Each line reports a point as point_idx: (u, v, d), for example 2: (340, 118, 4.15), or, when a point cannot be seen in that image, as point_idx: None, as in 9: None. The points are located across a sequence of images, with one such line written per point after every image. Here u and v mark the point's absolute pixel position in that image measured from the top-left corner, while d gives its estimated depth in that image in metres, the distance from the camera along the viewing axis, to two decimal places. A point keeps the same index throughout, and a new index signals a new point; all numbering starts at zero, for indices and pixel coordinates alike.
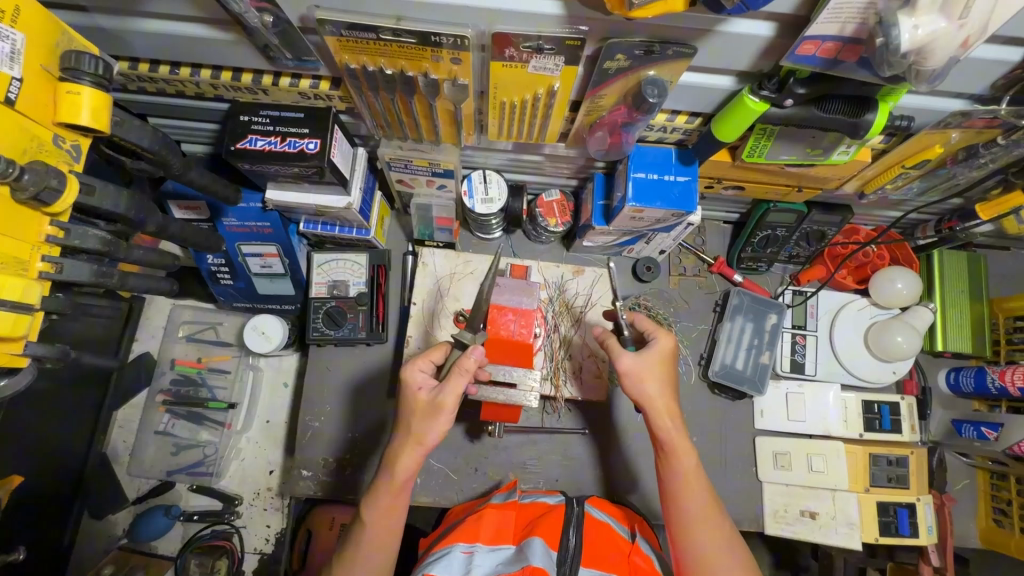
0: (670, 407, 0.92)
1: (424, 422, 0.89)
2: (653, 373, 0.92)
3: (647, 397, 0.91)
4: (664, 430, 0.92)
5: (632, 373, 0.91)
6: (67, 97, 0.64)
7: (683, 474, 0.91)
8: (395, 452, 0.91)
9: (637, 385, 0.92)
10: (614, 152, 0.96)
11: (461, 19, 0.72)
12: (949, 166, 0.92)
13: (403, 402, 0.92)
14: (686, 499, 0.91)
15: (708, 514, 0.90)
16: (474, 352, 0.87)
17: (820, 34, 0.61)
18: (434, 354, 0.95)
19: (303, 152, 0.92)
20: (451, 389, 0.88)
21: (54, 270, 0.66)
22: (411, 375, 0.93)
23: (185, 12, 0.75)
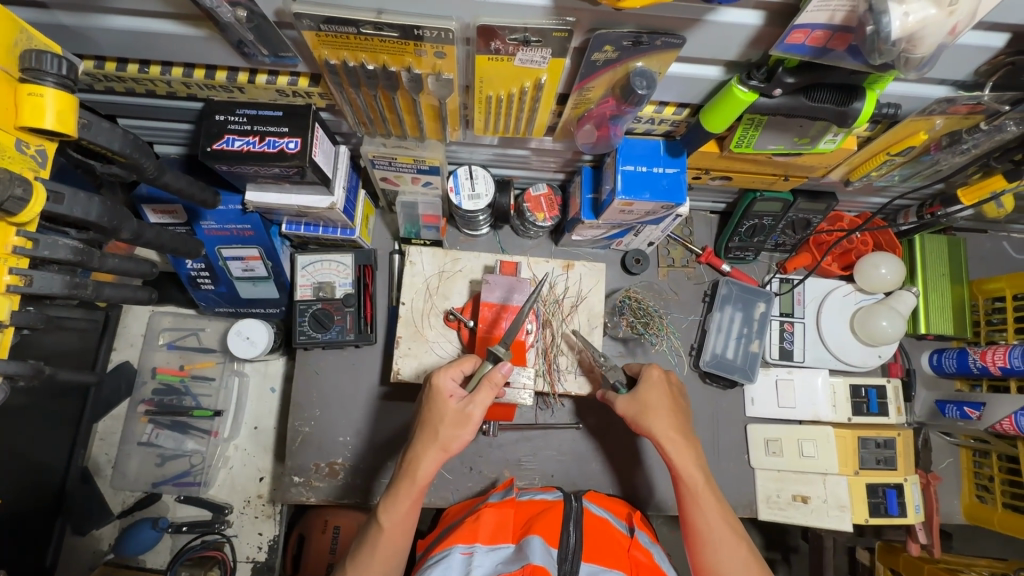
0: (670, 428, 0.97)
1: (454, 430, 0.90)
2: (654, 404, 0.99)
3: (650, 424, 0.97)
4: (668, 451, 0.96)
5: (633, 409, 0.99)
6: (29, 100, 0.60)
7: (692, 488, 0.94)
8: (418, 454, 0.91)
9: (638, 417, 0.99)
10: (602, 145, 0.95)
11: (445, 12, 0.70)
12: (933, 152, 0.93)
13: (434, 410, 0.92)
14: (700, 513, 0.93)
15: (723, 525, 0.92)
16: (506, 368, 0.90)
17: (809, 23, 0.61)
18: (465, 365, 0.96)
19: (283, 152, 0.89)
20: (482, 403, 0.90)
21: (22, 283, 0.62)
22: (442, 382, 0.94)
23: (153, 7, 0.72)
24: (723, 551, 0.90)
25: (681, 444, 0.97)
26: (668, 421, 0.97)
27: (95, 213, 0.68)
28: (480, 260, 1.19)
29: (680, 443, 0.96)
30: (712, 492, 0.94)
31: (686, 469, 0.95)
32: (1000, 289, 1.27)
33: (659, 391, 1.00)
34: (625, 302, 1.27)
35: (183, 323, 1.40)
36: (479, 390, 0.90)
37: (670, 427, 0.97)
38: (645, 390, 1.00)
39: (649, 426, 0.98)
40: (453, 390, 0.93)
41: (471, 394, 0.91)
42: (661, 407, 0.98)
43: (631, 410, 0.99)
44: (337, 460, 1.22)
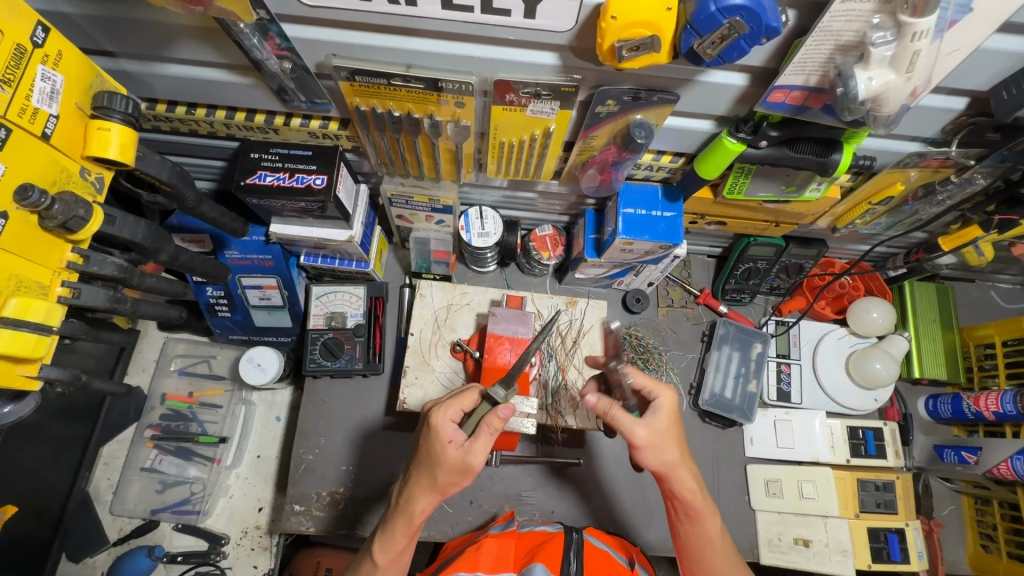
0: (684, 465, 0.89)
1: (452, 477, 0.87)
2: (668, 435, 0.89)
3: (662, 458, 0.88)
4: (684, 496, 0.90)
5: (651, 440, 0.87)
6: (98, 133, 0.67)
7: (707, 536, 0.91)
8: (413, 492, 0.90)
9: (654, 453, 0.88)
10: (604, 188, 1.03)
11: (466, 68, 0.78)
12: (911, 203, 1.00)
13: (432, 450, 0.87)
14: (709, 558, 0.91)
15: (727, 567, 0.91)
16: (505, 413, 0.86)
17: (787, 84, 0.69)
18: (465, 402, 0.90)
19: (310, 187, 0.96)
20: (481, 451, 0.87)
21: (72, 294, 0.68)
22: (442, 425, 0.87)
23: (208, 58, 0.81)
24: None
25: (698, 489, 0.90)
26: (684, 464, 0.89)
27: (140, 235, 0.76)
28: (487, 294, 1.24)
29: (694, 490, 0.90)
30: (722, 537, 0.92)
31: (699, 516, 0.90)
32: (990, 335, 1.31)
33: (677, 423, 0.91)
34: (625, 339, 1.32)
35: (196, 350, 1.44)
36: (479, 437, 0.86)
37: (687, 474, 0.89)
38: (658, 421, 0.88)
39: (662, 467, 0.89)
40: (454, 436, 0.87)
41: (473, 440, 0.87)
42: (676, 448, 0.89)
43: (648, 443, 0.87)
44: (339, 489, 1.23)
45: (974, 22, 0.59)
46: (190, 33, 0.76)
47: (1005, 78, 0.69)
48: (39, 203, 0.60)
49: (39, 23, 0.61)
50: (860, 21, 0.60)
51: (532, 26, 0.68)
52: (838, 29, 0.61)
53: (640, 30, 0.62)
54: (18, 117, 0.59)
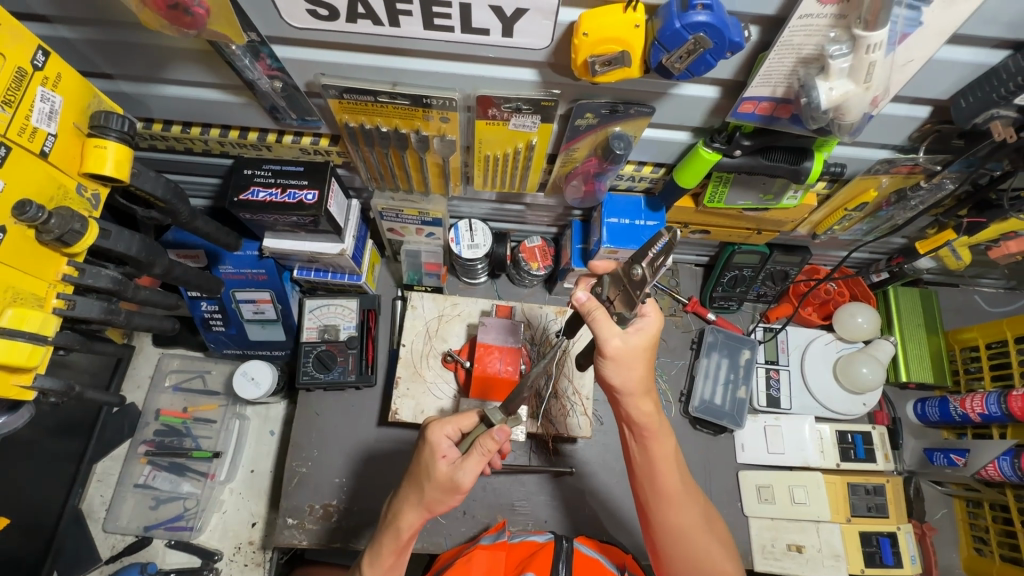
0: (643, 387, 0.83)
1: (440, 495, 0.84)
2: (639, 356, 0.80)
3: (619, 376, 0.81)
4: (638, 418, 0.85)
5: (618, 354, 0.79)
6: (95, 151, 0.70)
7: (658, 459, 0.86)
8: (401, 506, 0.88)
9: (618, 370, 0.80)
10: (589, 199, 1.06)
11: (450, 85, 0.82)
12: (886, 208, 1.03)
13: (424, 464, 0.86)
14: (659, 481, 0.86)
15: (679, 490, 0.87)
16: (499, 434, 0.83)
17: (755, 95, 0.73)
18: (463, 422, 0.90)
19: (301, 202, 0.98)
20: (471, 471, 0.83)
21: (67, 306, 0.70)
22: (436, 438, 0.86)
23: (203, 79, 0.84)
24: (674, 511, 0.87)
25: (654, 416, 0.85)
26: (644, 387, 0.83)
27: (135, 249, 0.78)
28: (477, 305, 1.26)
29: (652, 413, 0.85)
30: (677, 463, 0.87)
31: (654, 439, 0.86)
32: (974, 338, 1.33)
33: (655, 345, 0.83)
34: None
35: (190, 365, 1.45)
36: (470, 457, 0.83)
37: (645, 397, 0.83)
38: (636, 337, 0.79)
39: (620, 382, 0.82)
40: (447, 451, 0.86)
41: (463, 458, 0.84)
42: (647, 369, 0.83)
43: (619, 353, 0.79)
44: (332, 501, 1.23)
45: (925, 35, 0.62)
46: (185, 55, 0.79)
47: (962, 87, 0.73)
48: (37, 217, 0.63)
49: (39, 48, 0.64)
50: (818, 36, 0.64)
51: (510, 45, 0.71)
52: (798, 43, 0.65)
53: (611, 47, 0.65)
54: (18, 136, 0.62)
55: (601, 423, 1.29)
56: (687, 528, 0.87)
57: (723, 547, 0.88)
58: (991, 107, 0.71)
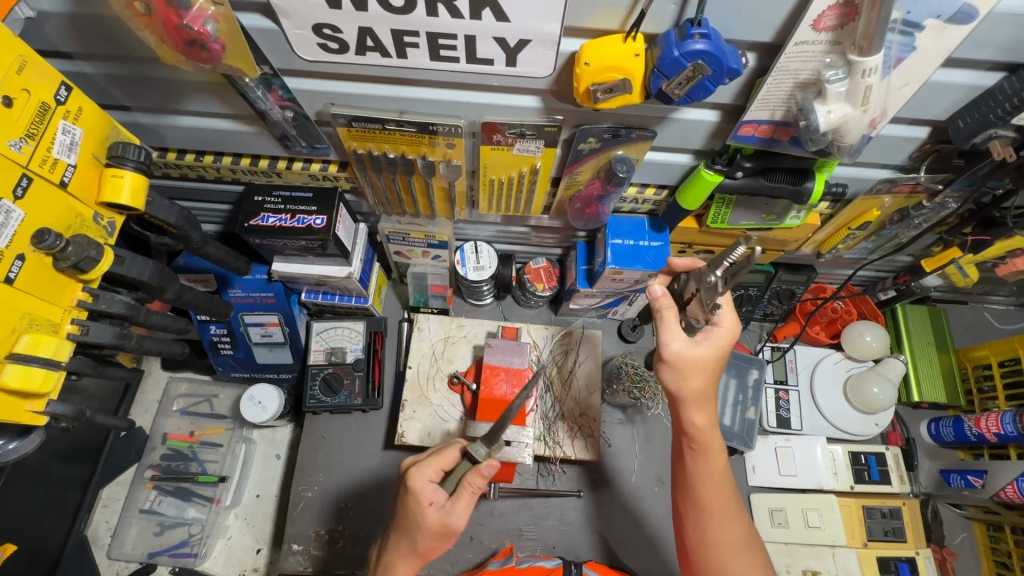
0: (705, 396, 0.84)
1: (434, 542, 0.83)
2: (703, 367, 0.83)
3: (676, 380, 0.83)
4: (692, 427, 0.85)
5: (678, 356, 0.82)
6: (112, 180, 0.72)
7: (708, 472, 0.86)
8: (393, 558, 0.86)
9: (678, 373, 0.83)
10: (593, 221, 1.07)
11: (455, 112, 0.84)
12: (889, 227, 1.03)
13: (411, 514, 0.83)
14: (708, 495, 0.85)
15: (724, 506, 0.85)
16: (489, 469, 0.81)
17: (755, 119, 0.74)
18: (444, 460, 0.86)
19: (310, 227, 1.00)
20: (462, 511, 0.82)
21: (80, 332, 0.71)
22: (420, 486, 0.83)
23: (217, 109, 0.87)
24: (719, 525, 0.85)
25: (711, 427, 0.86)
26: (708, 400, 0.84)
27: (147, 274, 0.80)
28: (484, 326, 1.27)
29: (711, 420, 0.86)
30: (726, 478, 0.87)
31: (710, 451, 0.85)
32: (986, 356, 1.32)
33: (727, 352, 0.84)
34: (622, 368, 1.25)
35: (198, 389, 1.46)
36: (460, 499, 0.82)
37: (702, 410, 0.84)
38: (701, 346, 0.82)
39: (684, 389, 0.84)
40: (433, 498, 0.83)
41: (453, 501, 0.82)
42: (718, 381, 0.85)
43: (683, 359, 0.82)
44: (337, 527, 1.20)
45: (918, 60, 0.64)
46: (200, 88, 0.82)
47: (959, 108, 0.74)
48: (55, 245, 0.65)
49: (63, 83, 0.67)
50: (814, 61, 0.65)
51: (514, 74, 0.73)
52: (795, 68, 0.66)
53: (612, 75, 0.67)
54: (40, 167, 0.64)
55: (610, 445, 1.26)
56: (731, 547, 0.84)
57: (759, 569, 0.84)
58: (989, 127, 0.72)
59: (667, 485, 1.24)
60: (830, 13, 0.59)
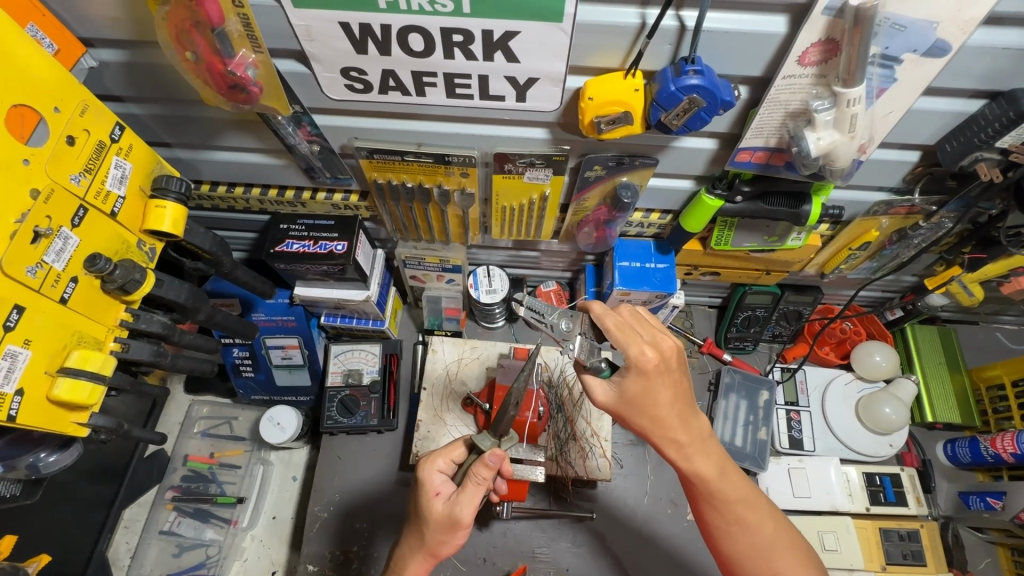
0: (671, 417, 0.81)
1: (442, 535, 0.86)
2: (637, 402, 0.80)
3: (636, 418, 0.81)
4: (673, 449, 0.83)
5: (616, 401, 0.82)
6: (155, 211, 0.78)
7: (705, 486, 0.83)
8: (407, 553, 0.90)
9: (629, 415, 0.81)
10: (600, 244, 1.12)
11: (469, 145, 0.90)
12: (890, 246, 1.06)
13: (421, 506, 0.87)
14: (719, 506, 0.83)
15: (739, 505, 0.83)
16: (492, 460, 0.81)
17: (750, 146, 0.80)
18: (453, 454, 0.90)
19: (332, 252, 1.05)
20: (467, 504, 0.84)
21: (121, 349, 0.77)
22: (429, 477, 0.88)
23: (250, 144, 0.94)
24: (738, 538, 0.83)
25: (691, 439, 0.82)
26: (676, 416, 0.81)
27: (183, 296, 0.85)
28: (496, 348, 1.31)
29: (693, 439, 0.83)
30: (731, 472, 0.84)
31: (696, 477, 0.83)
32: (999, 376, 1.32)
33: (652, 388, 0.78)
34: None
35: (219, 411, 1.49)
36: (465, 490, 0.84)
37: (679, 426, 0.81)
38: (622, 389, 0.80)
39: (647, 429, 0.82)
40: (441, 489, 0.87)
41: (458, 493, 0.85)
42: (666, 406, 0.80)
43: (618, 406, 0.82)
44: (352, 548, 1.20)
45: (899, 91, 0.68)
46: (236, 126, 0.90)
47: (946, 133, 0.78)
48: (104, 269, 0.71)
49: (117, 124, 0.74)
50: (802, 93, 0.70)
51: (524, 108, 0.79)
52: (785, 99, 0.71)
53: (615, 108, 0.73)
54: (94, 199, 0.71)
55: (621, 466, 1.28)
56: (761, 553, 0.82)
57: (794, 561, 0.82)
58: (975, 150, 0.75)
59: (680, 507, 1.24)
60: (813, 49, 0.64)
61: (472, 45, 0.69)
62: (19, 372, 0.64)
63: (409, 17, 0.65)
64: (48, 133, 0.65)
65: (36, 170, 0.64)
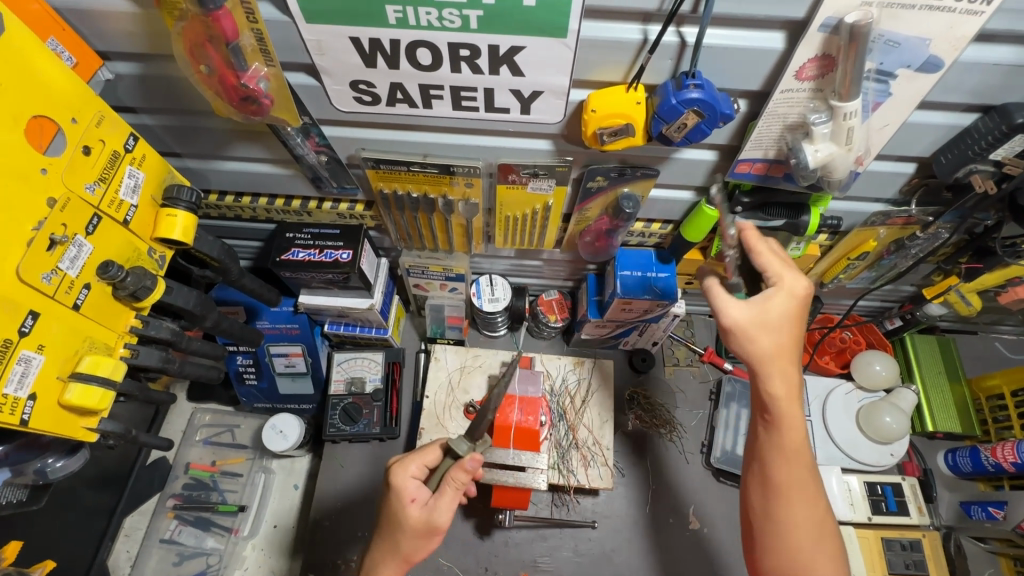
0: (790, 361, 0.79)
1: (417, 542, 0.85)
2: (767, 324, 0.79)
3: (761, 341, 0.79)
4: (772, 390, 0.79)
5: (751, 313, 0.79)
6: (166, 219, 0.80)
7: (789, 447, 0.79)
8: (377, 560, 0.87)
9: (750, 333, 0.79)
10: (602, 254, 1.13)
11: (473, 155, 0.92)
12: (888, 256, 1.07)
13: (393, 512, 0.86)
14: (795, 472, 0.79)
15: (810, 482, 0.79)
16: (472, 464, 0.85)
17: (749, 158, 0.82)
18: (427, 458, 0.91)
19: (337, 261, 1.07)
20: (445, 509, 0.86)
21: (131, 355, 0.78)
22: (401, 482, 0.88)
23: (258, 154, 0.96)
24: (796, 506, 0.78)
25: (793, 392, 0.79)
26: (786, 358, 0.79)
27: (191, 303, 0.87)
28: (498, 356, 1.32)
29: (790, 390, 0.79)
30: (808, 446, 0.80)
31: (790, 426, 0.79)
32: (999, 385, 1.33)
33: (791, 314, 0.79)
34: (634, 396, 1.35)
35: (221, 420, 1.50)
36: (444, 495, 0.86)
37: (786, 368, 0.79)
38: (768, 303, 0.79)
39: (765, 353, 0.79)
40: (416, 495, 0.87)
41: (437, 497, 0.86)
42: (792, 339, 0.79)
43: (746, 323, 0.79)
44: (353, 557, 1.20)
45: (894, 105, 0.70)
46: (245, 137, 0.91)
47: (940, 146, 0.80)
48: (116, 276, 0.72)
49: (131, 134, 0.76)
50: (799, 106, 0.72)
51: (528, 120, 0.81)
52: (783, 112, 0.73)
53: (617, 120, 0.74)
54: (108, 208, 0.72)
55: (623, 475, 1.27)
56: (806, 527, 0.77)
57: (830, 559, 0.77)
58: (968, 162, 0.78)
59: (682, 516, 1.24)
60: (811, 64, 0.66)
61: (479, 58, 0.71)
62: (32, 377, 0.65)
63: (418, 33, 0.67)
64: (65, 144, 0.66)
65: (53, 179, 0.65)
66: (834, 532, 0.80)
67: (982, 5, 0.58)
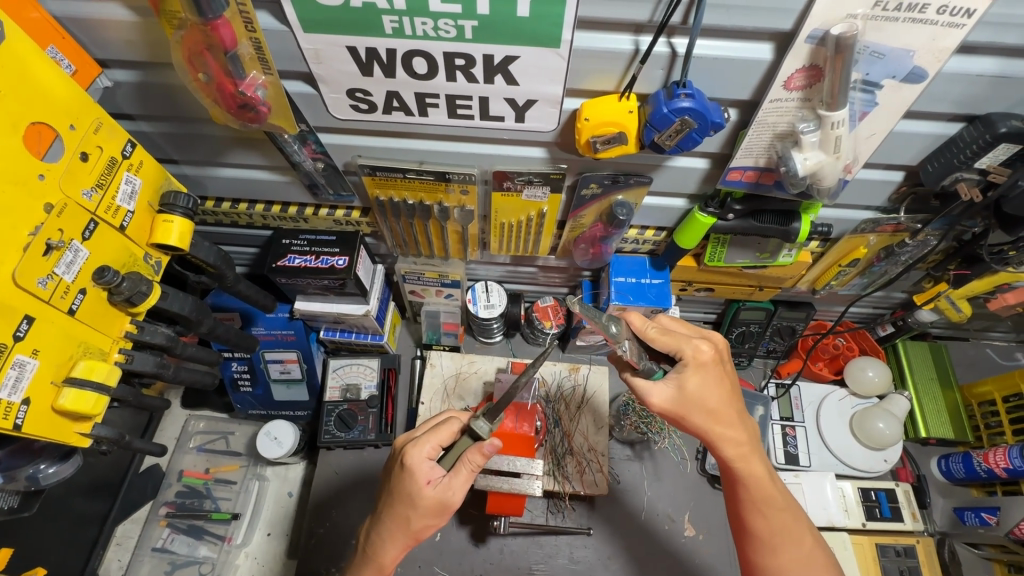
0: (724, 427, 0.83)
1: (429, 519, 0.85)
2: (694, 400, 0.83)
3: (693, 420, 0.83)
4: (724, 453, 0.84)
5: (673, 400, 0.83)
6: (163, 225, 0.80)
7: (752, 497, 0.84)
8: (385, 541, 0.87)
9: (680, 417, 0.84)
10: (597, 260, 1.14)
11: (469, 162, 0.93)
12: (878, 263, 1.09)
13: (409, 490, 0.84)
14: (769, 518, 0.83)
15: (786, 519, 0.83)
16: (488, 448, 0.83)
17: (741, 166, 0.83)
18: (442, 437, 0.86)
19: (333, 267, 1.07)
20: (460, 488, 0.85)
21: (125, 360, 0.79)
22: (420, 465, 0.84)
23: (255, 161, 0.97)
24: (781, 552, 0.83)
25: (744, 446, 0.84)
26: (733, 415, 0.84)
27: (187, 308, 0.87)
28: (494, 362, 1.32)
29: (740, 447, 0.84)
30: (774, 482, 0.84)
31: (752, 478, 0.84)
32: (990, 392, 1.33)
33: (709, 382, 0.83)
34: (628, 404, 1.29)
35: (215, 426, 1.49)
36: (458, 474, 0.84)
37: (733, 427, 0.84)
38: (683, 385, 0.83)
39: (703, 426, 0.83)
40: (431, 475, 0.84)
41: (451, 477, 0.84)
42: (723, 403, 0.83)
43: (674, 406, 0.83)
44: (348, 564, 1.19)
45: (881, 114, 0.72)
46: (242, 143, 0.92)
47: (927, 154, 0.81)
48: (112, 281, 0.73)
49: (129, 141, 0.76)
50: (789, 115, 0.73)
51: (523, 128, 0.82)
52: (772, 121, 0.75)
53: (610, 129, 0.76)
54: (105, 213, 0.73)
55: (619, 482, 1.27)
56: (798, 570, 0.82)
57: None
58: (955, 170, 0.79)
59: (677, 523, 1.24)
60: (798, 75, 0.68)
61: (474, 68, 0.72)
62: (26, 382, 0.65)
63: (413, 42, 0.69)
64: (63, 150, 0.67)
65: (50, 185, 0.66)
66: (826, 552, 0.84)
67: (964, 18, 0.60)
